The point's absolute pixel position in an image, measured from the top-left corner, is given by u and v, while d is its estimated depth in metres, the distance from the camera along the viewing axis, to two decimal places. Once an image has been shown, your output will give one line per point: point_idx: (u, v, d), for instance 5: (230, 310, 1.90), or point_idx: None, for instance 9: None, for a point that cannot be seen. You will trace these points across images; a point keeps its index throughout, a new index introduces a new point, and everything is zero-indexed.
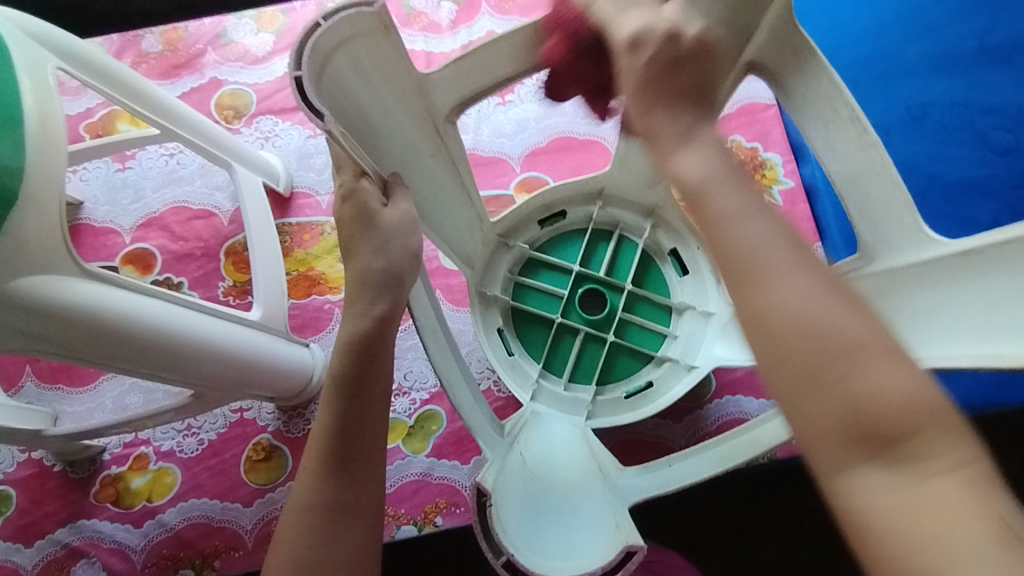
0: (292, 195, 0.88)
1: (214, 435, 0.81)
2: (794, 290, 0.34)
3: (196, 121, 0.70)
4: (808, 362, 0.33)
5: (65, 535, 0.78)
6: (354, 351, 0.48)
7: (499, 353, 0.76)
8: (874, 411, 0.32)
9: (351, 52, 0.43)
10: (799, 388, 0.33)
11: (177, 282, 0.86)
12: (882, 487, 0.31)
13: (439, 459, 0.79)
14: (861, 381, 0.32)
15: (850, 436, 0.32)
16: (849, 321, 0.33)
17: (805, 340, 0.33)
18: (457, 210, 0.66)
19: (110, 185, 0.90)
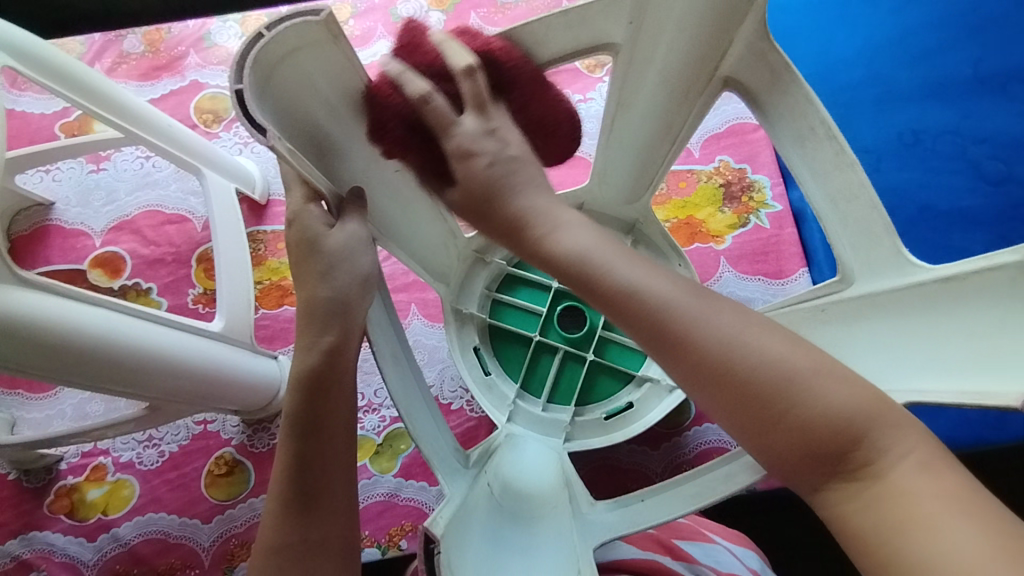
0: (268, 202, 0.87)
1: (176, 447, 0.78)
2: (723, 339, 0.34)
3: (165, 127, 0.69)
4: (749, 398, 0.33)
5: (15, 548, 0.75)
6: (308, 385, 0.45)
7: (475, 372, 0.74)
8: (823, 430, 0.32)
9: (302, 66, 0.42)
10: (751, 426, 0.34)
11: (146, 287, 0.83)
12: (841, 493, 0.33)
13: (406, 480, 0.77)
14: (804, 403, 0.33)
15: (808, 458, 0.33)
16: (781, 345, 0.34)
17: (743, 382, 0.33)
18: (428, 224, 0.63)
19: (82, 186, 0.88)
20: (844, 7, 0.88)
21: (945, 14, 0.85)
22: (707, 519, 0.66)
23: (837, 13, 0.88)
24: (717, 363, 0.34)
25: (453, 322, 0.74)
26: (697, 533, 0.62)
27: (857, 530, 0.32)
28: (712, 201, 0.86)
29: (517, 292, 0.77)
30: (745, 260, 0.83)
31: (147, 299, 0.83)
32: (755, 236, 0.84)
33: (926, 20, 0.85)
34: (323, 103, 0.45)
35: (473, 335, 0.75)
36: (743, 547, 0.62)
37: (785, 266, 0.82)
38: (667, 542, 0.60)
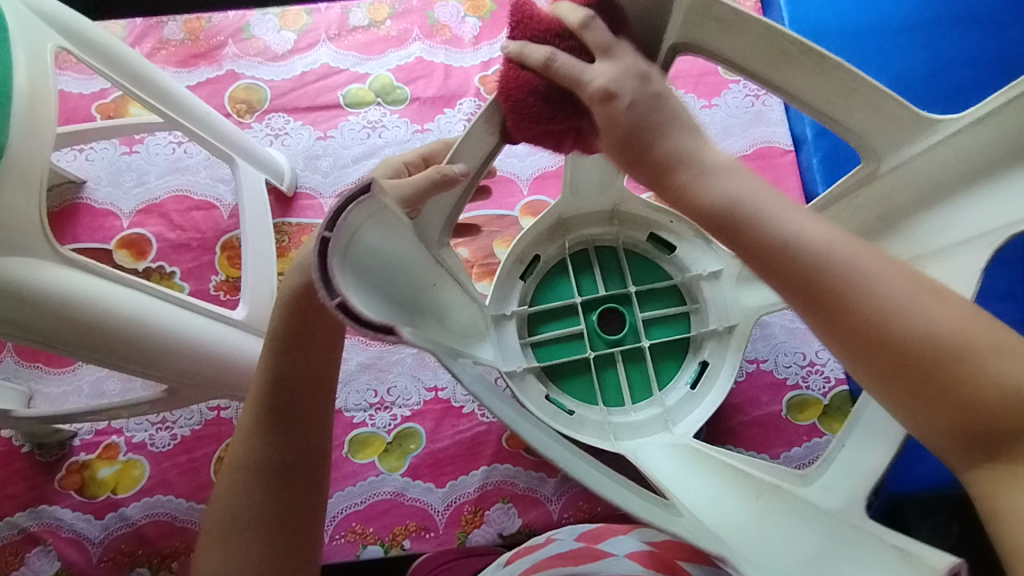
0: (295, 195, 0.87)
1: (188, 432, 0.79)
2: (888, 300, 0.35)
3: (198, 110, 0.69)
4: (916, 365, 0.34)
5: (23, 520, 0.75)
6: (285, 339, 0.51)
7: (558, 415, 0.69)
8: (985, 404, 0.33)
9: (366, 238, 0.40)
10: (915, 395, 0.35)
11: (170, 271, 0.84)
12: (987, 473, 0.34)
13: (413, 479, 0.77)
14: (976, 371, 0.34)
15: (959, 431, 0.34)
16: (953, 316, 0.35)
17: (911, 340, 0.35)
18: (467, 311, 0.59)
19: (114, 167, 0.89)
20: (881, 37, 0.90)
21: (976, 54, 0.87)
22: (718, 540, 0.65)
23: (873, 43, 0.89)
24: (881, 326, 0.35)
25: (514, 377, 0.70)
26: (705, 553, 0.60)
27: (1001, 507, 0.34)
28: None
29: (544, 331, 0.75)
30: None
31: (170, 283, 0.84)
32: None
33: (958, 58, 0.87)
34: (389, 266, 0.43)
35: (536, 389, 0.71)
36: None
37: None
38: (672, 561, 0.59)
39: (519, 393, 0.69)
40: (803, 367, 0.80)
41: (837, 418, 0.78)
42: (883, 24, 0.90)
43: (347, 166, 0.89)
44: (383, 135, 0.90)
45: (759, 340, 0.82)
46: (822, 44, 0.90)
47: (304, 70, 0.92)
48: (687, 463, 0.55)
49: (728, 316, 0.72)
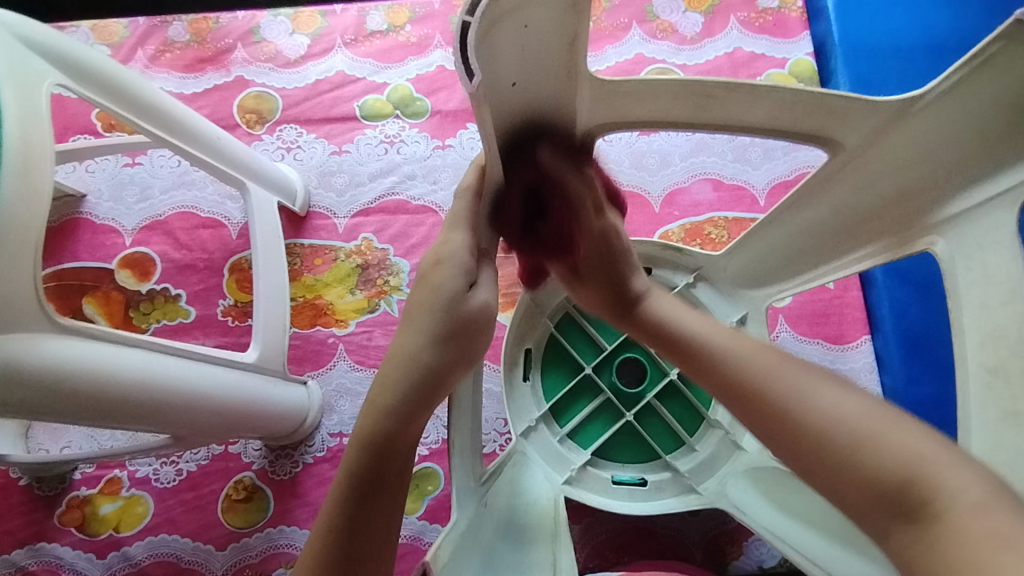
0: (307, 214, 0.82)
1: (194, 467, 0.75)
2: (762, 370, 0.42)
3: (200, 129, 0.63)
4: (794, 430, 0.39)
5: (21, 558, 0.72)
6: (354, 496, 0.37)
7: (636, 492, 0.70)
8: (875, 478, 0.35)
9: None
10: (809, 460, 0.38)
11: (175, 294, 0.80)
12: (907, 537, 0.34)
13: (431, 523, 0.73)
14: (868, 447, 0.36)
15: (871, 500, 0.35)
16: (824, 387, 0.40)
17: (787, 409, 0.40)
18: (534, 488, 0.64)
19: (117, 180, 0.84)
20: (936, 55, 0.83)
21: None
22: None
23: (928, 62, 0.83)
24: (761, 406, 0.41)
25: (577, 485, 0.69)
26: None
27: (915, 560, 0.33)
28: None
29: (570, 420, 0.74)
30: (805, 322, 0.79)
31: (174, 307, 0.79)
32: (818, 296, 0.80)
33: None
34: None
35: (598, 480, 0.71)
36: None
37: (847, 331, 0.78)
38: None
39: (592, 500, 0.68)
40: None
41: None
42: (938, 43, 0.84)
43: (362, 184, 0.83)
44: (401, 152, 0.84)
45: None
46: (873, 62, 0.84)
47: (317, 79, 0.87)
48: (783, 514, 0.58)
49: (735, 311, 0.69)
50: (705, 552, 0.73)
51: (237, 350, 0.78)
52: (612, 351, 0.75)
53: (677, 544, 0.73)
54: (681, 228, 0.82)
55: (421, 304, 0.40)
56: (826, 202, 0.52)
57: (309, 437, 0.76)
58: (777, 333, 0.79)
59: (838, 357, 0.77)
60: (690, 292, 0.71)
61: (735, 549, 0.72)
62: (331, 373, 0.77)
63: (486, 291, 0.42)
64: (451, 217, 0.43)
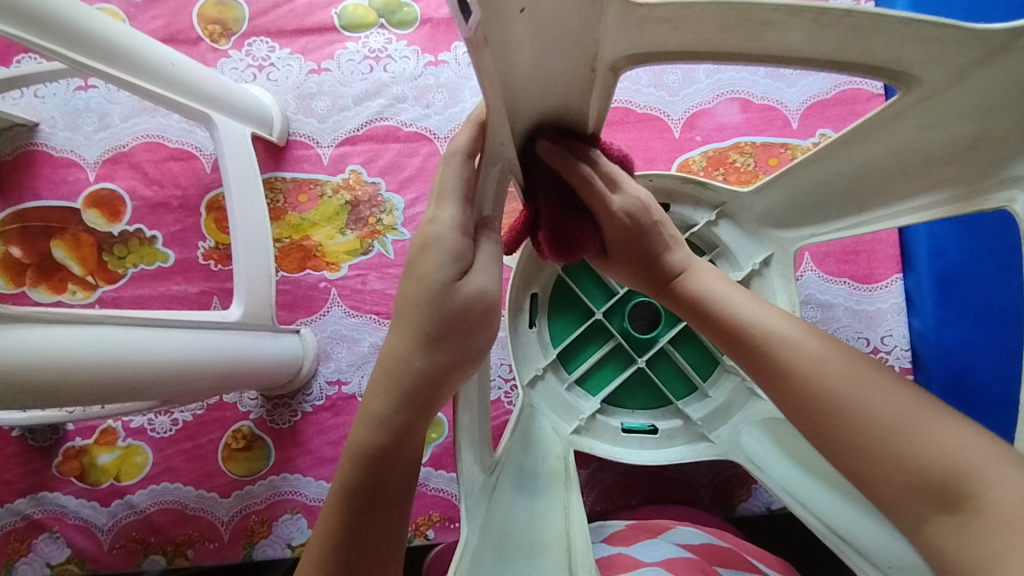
0: (287, 144, 0.74)
1: (190, 417, 0.72)
2: (804, 354, 0.39)
3: (143, 55, 0.54)
4: (835, 418, 0.37)
5: (25, 507, 0.71)
6: (349, 510, 0.35)
7: (646, 440, 0.67)
8: (917, 466, 0.34)
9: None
10: (844, 448, 0.36)
11: (150, 236, 0.73)
12: (945, 527, 0.33)
13: (436, 469, 0.72)
14: (909, 435, 0.34)
15: (910, 489, 0.34)
16: (858, 371, 0.37)
17: (824, 395, 0.37)
18: (546, 442, 0.60)
19: (70, 107, 0.74)
20: None
21: None
22: (750, 544, 0.60)
23: None
24: (797, 390, 0.38)
25: (586, 435, 0.67)
26: (740, 560, 0.55)
27: (958, 559, 0.32)
28: None
29: (578, 367, 0.71)
30: (833, 259, 0.74)
31: (151, 250, 0.73)
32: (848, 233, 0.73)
33: None
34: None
35: (607, 427, 0.68)
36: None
37: (876, 270, 0.73)
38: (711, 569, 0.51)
39: (599, 449, 0.65)
40: (864, 354, 0.72)
41: None
42: None
43: (347, 108, 0.74)
44: (388, 70, 0.74)
45: (820, 324, 0.73)
46: None
47: None
48: (805, 474, 0.55)
49: (760, 251, 0.62)
50: (714, 494, 0.72)
51: (223, 296, 0.73)
52: (624, 296, 0.70)
53: (685, 486, 0.72)
54: (703, 156, 0.74)
55: (410, 299, 0.36)
56: (882, 142, 0.44)
57: (307, 385, 0.73)
58: (802, 272, 0.73)
59: (865, 297, 0.73)
60: (711, 230, 0.64)
61: (744, 492, 0.71)
62: (325, 319, 0.73)
63: (482, 276, 0.37)
64: (439, 190, 0.37)
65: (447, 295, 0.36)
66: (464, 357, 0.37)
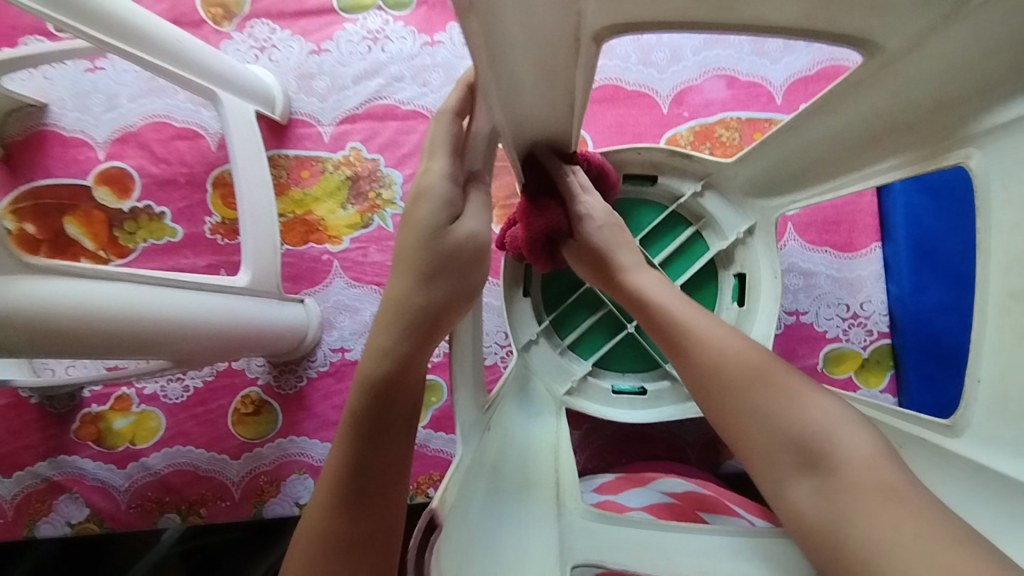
0: (290, 122, 0.77)
1: (200, 383, 0.76)
2: (715, 341, 0.44)
3: (153, 32, 0.57)
4: (732, 395, 0.42)
5: (44, 470, 0.75)
6: (360, 438, 0.39)
7: (635, 400, 0.71)
8: (795, 435, 0.39)
9: (468, 527, 0.41)
10: (736, 420, 0.41)
11: (158, 212, 0.76)
12: (805, 489, 0.38)
13: (436, 431, 0.76)
14: (792, 412, 0.40)
15: (781, 453, 0.39)
16: (756, 357, 0.43)
17: (726, 373, 0.42)
18: (538, 399, 0.65)
19: (79, 88, 0.77)
20: None
21: None
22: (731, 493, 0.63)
23: None
24: (704, 370, 0.43)
25: (578, 396, 0.70)
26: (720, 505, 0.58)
27: (814, 517, 0.37)
28: None
29: (570, 333, 0.74)
30: (814, 229, 0.77)
31: (160, 225, 0.76)
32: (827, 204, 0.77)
33: None
34: (489, 508, 0.45)
35: (599, 390, 0.72)
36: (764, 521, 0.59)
37: (856, 239, 0.76)
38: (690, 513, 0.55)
39: (591, 409, 0.69)
40: (844, 319, 0.76)
41: (874, 372, 0.74)
42: None
43: (347, 88, 0.77)
44: (386, 50, 0.77)
45: (801, 291, 0.77)
46: None
47: None
48: None
49: (744, 221, 0.66)
50: (700, 452, 0.76)
51: (230, 268, 0.76)
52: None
53: (672, 446, 0.76)
54: (690, 131, 0.77)
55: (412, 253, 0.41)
56: (848, 108, 0.48)
57: (312, 352, 0.76)
58: (785, 242, 0.77)
59: (845, 265, 0.76)
60: (697, 201, 0.67)
61: (728, 450, 0.75)
62: (328, 290, 0.76)
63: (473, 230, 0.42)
64: (431, 145, 0.42)
65: (439, 241, 0.41)
66: (457, 296, 0.41)
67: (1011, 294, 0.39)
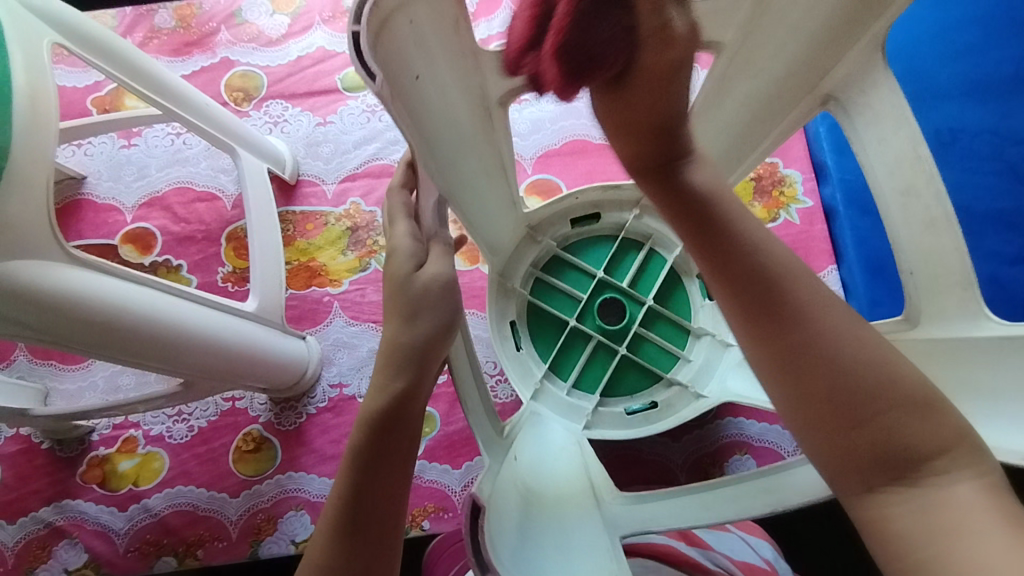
0: (297, 183, 0.87)
1: (205, 423, 0.80)
2: (825, 332, 0.35)
3: (186, 93, 0.68)
4: (830, 385, 0.34)
5: (48, 515, 0.77)
6: (361, 464, 0.43)
7: (649, 417, 0.73)
8: (903, 444, 0.32)
9: (504, 531, 0.42)
10: (827, 414, 0.34)
11: (176, 264, 0.84)
12: (896, 498, 0.32)
13: (430, 462, 0.78)
14: (893, 417, 0.33)
15: (876, 461, 0.33)
16: (859, 348, 0.35)
17: (829, 361, 0.34)
18: (557, 437, 0.67)
19: (114, 162, 0.88)
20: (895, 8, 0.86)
21: (993, 7, 0.82)
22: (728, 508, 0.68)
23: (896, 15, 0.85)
24: (803, 345, 0.35)
25: (595, 427, 0.73)
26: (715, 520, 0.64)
27: (898, 529, 0.31)
28: (743, 194, 0.86)
29: (569, 372, 0.76)
30: None
31: (177, 276, 0.84)
32: (785, 232, 0.84)
33: (971, 14, 0.82)
34: (520, 519, 0.46)
35: (611, 418, 0.74)
36: (758, 536, 0.64)
37: (814, 263, 0.82)
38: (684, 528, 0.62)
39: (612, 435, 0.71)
40: None
41: None
42: None
43: (348, 152, 0.88)
44: (382, 120, 0.88)
45: None
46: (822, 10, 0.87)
47: (299, 55, 0.91)
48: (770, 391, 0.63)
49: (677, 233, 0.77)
50: (689, 474, 0.77)
51: None
52: (589, 298, 0.77)
53: (662, 468, 0.78)
54: None
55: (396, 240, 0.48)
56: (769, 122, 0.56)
57: (311, 389, 0.80)
58: None
59: None
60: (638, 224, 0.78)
61: (717, 469, 0.77)
62: (328, 329, 0.82)
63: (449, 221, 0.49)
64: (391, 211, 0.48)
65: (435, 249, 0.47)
66: (444, 301, 0.46)
67: (900, 195, 0.45)
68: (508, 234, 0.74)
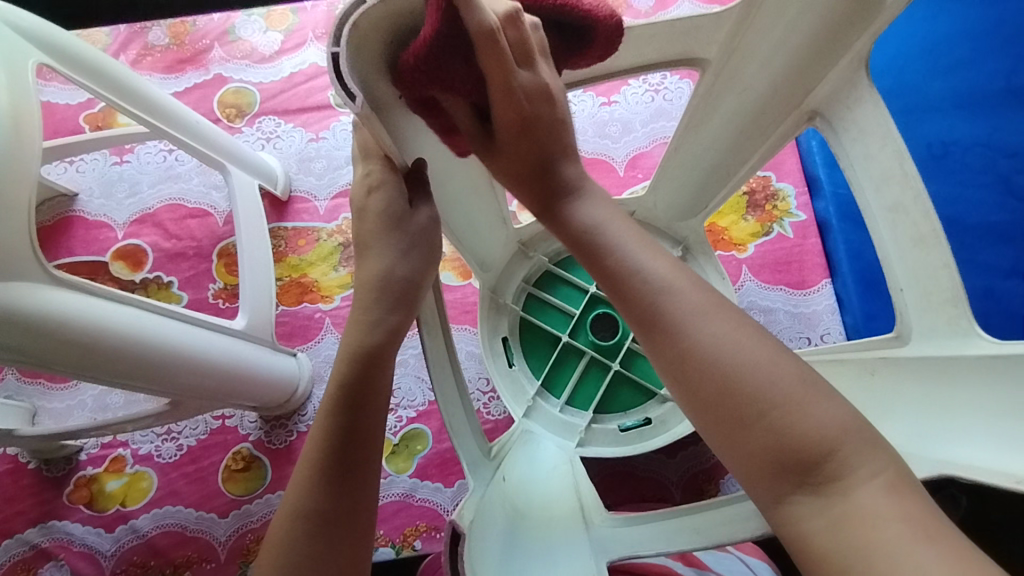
0: (289, 199, 0.87)
1: (194, 441, 0.79)
2: (713, 339, 0.35)
3: (177, 111, 0.68)
4: (723, 395, 0.33)
5: (34, 536, 0.75)
6: (338, 409, 0.42)
7: (641, 434, 0.73)
8: (797, 448, 0.31)
9: (486, 556, 0.41)
10: (726, 426, 0.33)
11: (167, 281, 0.84)
12: (806, 509, 0.31)
13: (422, 480, 0.77)
14: (783, 418, 0.32)
15: (778, 467, 0.32)
16: (752, 349, 0.34)
17: (717, 371, 0.34)
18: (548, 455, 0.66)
19: (106, 178, 0.88)
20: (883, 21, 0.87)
21: (988, 22, 0.82)
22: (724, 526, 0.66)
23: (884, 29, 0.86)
24: (687, 358, 0.35)
25: (589, 445, 0.72)
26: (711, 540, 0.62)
27: (814, 544, 0.30)
28: (736, 208, 0.85)
29: (563, 389, 0.76)
30: (768, 270, 0.83)
31: (167, 293, 0.83)
32: (778, 246, 0.83)
33: (965, 28, 0.82)
34: (507, 543, 0.45)
35: (605, 435, 0.73)
36: (757, 557, 0.62)
37: (808, 277, 0.82)
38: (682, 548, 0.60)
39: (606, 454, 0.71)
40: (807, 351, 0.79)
41: None
42: None
43: (340, 167, 0.88)
44: None
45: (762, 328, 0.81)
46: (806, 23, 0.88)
47: (292, 71, 0.91)
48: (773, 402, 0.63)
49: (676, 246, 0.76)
50: (685, 491, 0.76)
51: None
52: (582, 314, 0.77)
53: (657, 485, 0.77)
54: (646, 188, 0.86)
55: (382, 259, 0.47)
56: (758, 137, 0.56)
57: (302, 406, 0.80)
58: (742, 282, 0.82)
59: (801, 301, 0.81)
60: None
61: (712, 486, 0.76)
62: (320, 345, 0.81)
63: None
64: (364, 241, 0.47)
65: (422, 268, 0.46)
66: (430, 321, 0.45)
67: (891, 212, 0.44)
68: (501, 251, 0.74)
